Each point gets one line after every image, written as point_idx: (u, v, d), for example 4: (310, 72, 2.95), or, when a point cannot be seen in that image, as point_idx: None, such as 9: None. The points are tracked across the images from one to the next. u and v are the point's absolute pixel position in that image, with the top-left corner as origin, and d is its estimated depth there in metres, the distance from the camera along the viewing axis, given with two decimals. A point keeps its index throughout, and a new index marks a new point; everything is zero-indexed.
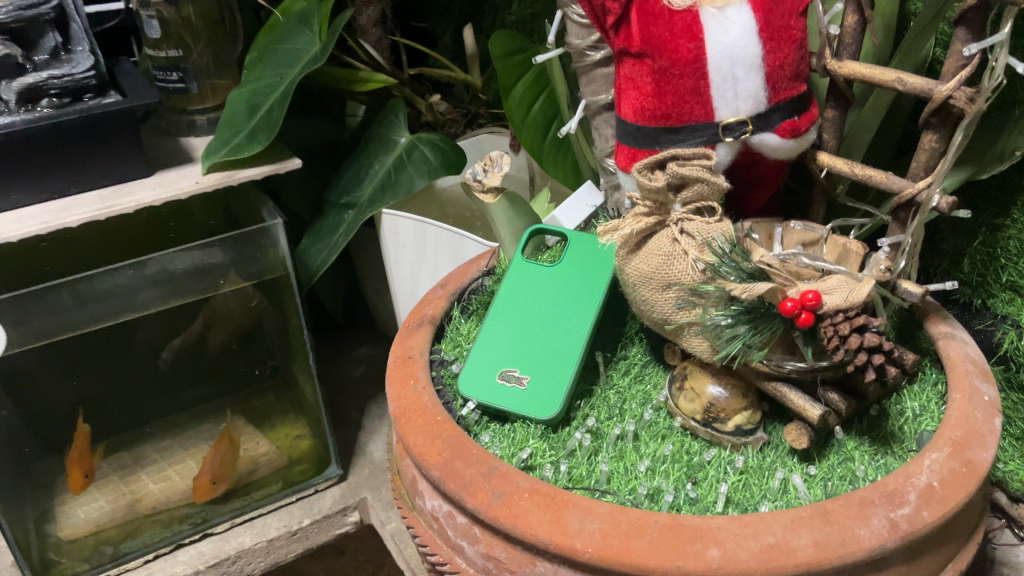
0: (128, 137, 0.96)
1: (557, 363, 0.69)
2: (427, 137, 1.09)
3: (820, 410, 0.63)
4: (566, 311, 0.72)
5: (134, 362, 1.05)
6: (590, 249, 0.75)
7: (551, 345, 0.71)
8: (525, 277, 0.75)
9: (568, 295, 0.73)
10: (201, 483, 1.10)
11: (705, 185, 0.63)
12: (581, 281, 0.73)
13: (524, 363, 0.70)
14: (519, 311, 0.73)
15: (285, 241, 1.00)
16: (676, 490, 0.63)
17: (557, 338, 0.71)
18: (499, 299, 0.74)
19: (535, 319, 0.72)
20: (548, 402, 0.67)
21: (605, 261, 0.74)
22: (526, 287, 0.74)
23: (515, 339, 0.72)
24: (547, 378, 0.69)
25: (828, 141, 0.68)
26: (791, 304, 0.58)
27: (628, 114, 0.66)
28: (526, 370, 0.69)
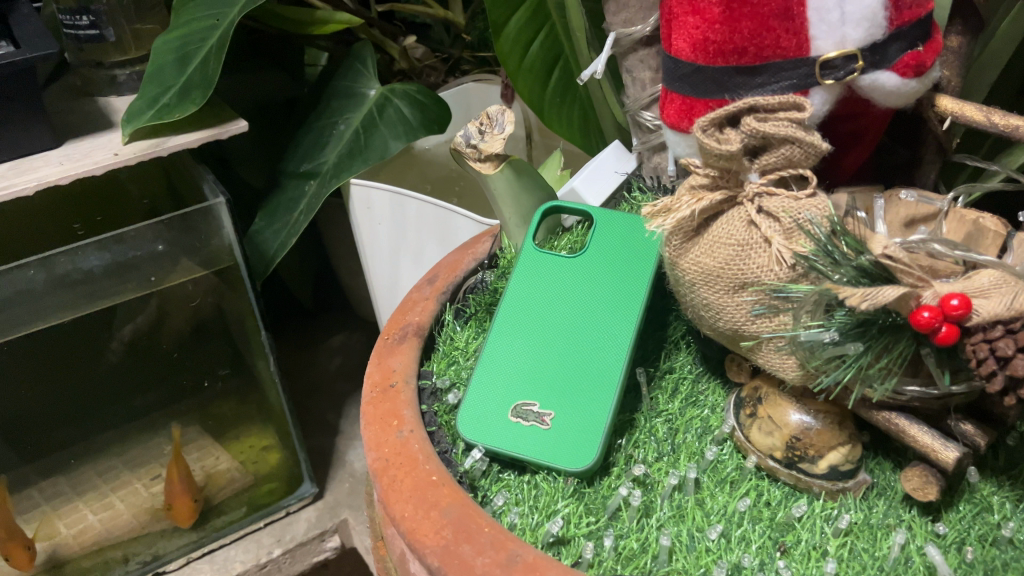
0: (27, 100, 0.76)
1: (591, 390, 0.52)
2: (401, 88, 0.90)
3: (957, 452, 0.45)
4: (598, 318, 0.55)
5: (60, 372, 0.83)
6: (622, 232, 0.58)
7: (581, 367, 0.53)
8: (539, 273, 0.57)
9: (599, 296, 0.56)
10: (182, 503, 0.94)
11: (796, 148, 0.45)
12: (614, 275, 0.56)
13: (546, 392, 0.53)
14: (534, 319, 0.56)
15: (231, 223, 0.81)
16: (764, 569, 0.46)
17: (587, 354, 0.54)
18: (507, 303, 0.57)
19: (557, 329, 0.55)
20: (583, 446, 0.50)
21: (646, 247, 0.57)
22: (541, 286, 0.57)
23: (532, 356, 0.54)
24: (577, 412, 0.52)
25: (949, 81, 0.50)
26: (927, 315, 0.40)
27: (682, 49, 0.48)
28: (548, 404, 0.52)
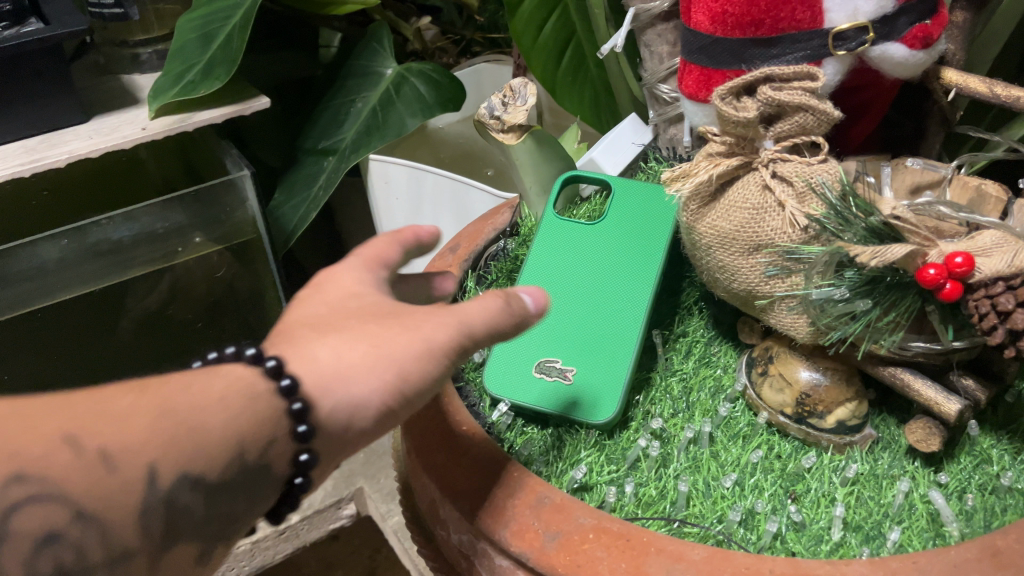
0: (55, 77, 0.78)
1: (611, 347, 0.55)
2: (417, 66, 0.91)
3: (958, 404, 0.48)
4: (618, 278, 0.57)
5: (78, 346, 0.86)
6: (640, 200, 0.60)
7: (601, 326, 0.56)
8: (561, 238, 0.60)
9: (618, 257, 0.58)
10: None
11: (809, 116, 0.47)
12: (632, 240, 0.59)
13: (569, 351, 0.56)
14: (557, 282, 0.58)
15: (254, 197, 0.84)
16: (776, 513, 0.49)
17: (608, 314, 0.56)
18: (530, 268, 0.59)
19: (578, 290, 0.58)
20: (605, 399, 0.53)
21: (664, 209, 0.59)
22: (562, 250, 0.60)
23: (555, 317, 0.57)
24: (598, 368, 0.54)
25: (954, 54, 0.53)
26: (932, 272, 0.43)
27: (702, 22, 0.50)
28: (571, 361, 0.55)
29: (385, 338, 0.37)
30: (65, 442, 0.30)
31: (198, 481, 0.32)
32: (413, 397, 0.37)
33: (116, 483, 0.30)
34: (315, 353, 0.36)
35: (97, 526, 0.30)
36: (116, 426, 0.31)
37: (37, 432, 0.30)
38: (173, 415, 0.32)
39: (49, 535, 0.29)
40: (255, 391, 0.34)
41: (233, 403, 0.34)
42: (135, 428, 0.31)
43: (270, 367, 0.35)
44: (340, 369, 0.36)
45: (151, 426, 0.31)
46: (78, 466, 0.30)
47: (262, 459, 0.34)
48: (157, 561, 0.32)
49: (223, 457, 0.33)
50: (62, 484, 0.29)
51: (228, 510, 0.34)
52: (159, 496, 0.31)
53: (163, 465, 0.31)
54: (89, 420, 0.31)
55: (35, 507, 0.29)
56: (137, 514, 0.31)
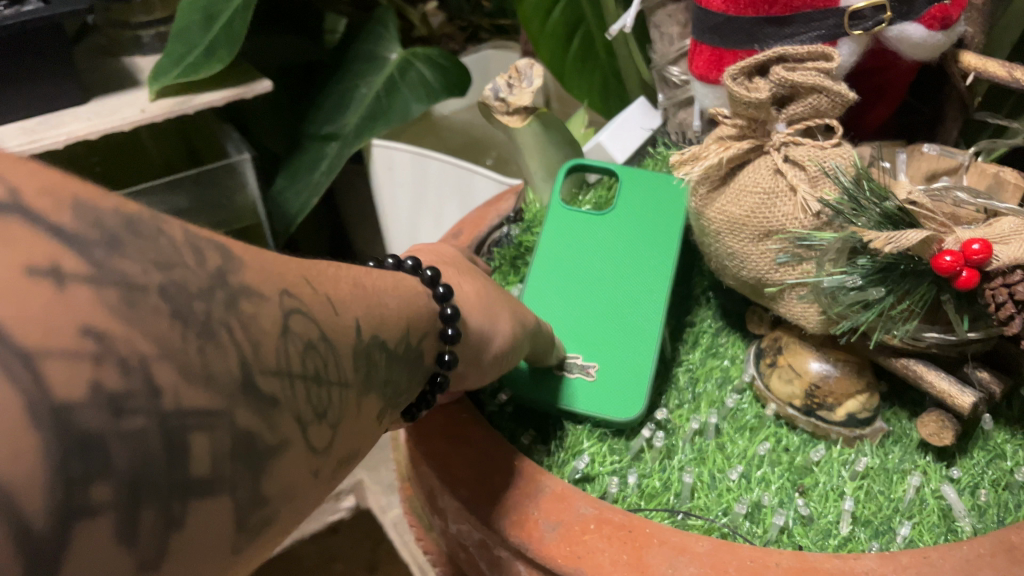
0: (55, 56, 0.76)
1: (632, 347, 0.54)
2: (424, 51, 0.89)
3: (973, 397, 0.46)
4: (632, 270, 0.57)
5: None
6: (651, 184, 0.59)
7: (622, 321, 0.55)
8: (570, 229, 0.59)
9: (631, 248, 0.57)
10: None
11: (823, 98, 0.46)
12: (645, 230, 0.58)
13: (591, 348, 0.55)
14: (573, 275, 0.57)
15: (255, 181, 0.84)
16: (783, 507, 0.48)
17: (631, 310, 0.55)
18: (539, 262, 0.58)
19: (593, 284, 0.57)
20: (629, 398, 0.52)
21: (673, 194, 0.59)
22: (573, 241, 0.59)
23: (572, 315, 0.56)
24: (622, 365, 0.54)
25: (973, 38, 0.51)
26: (949, 259, 0.41)
27: (713, 1, 0.48)
28: (592, 357, 0.54)
29: (502, 292, 0.47)
30: (304, 280, 0.29)
31: (384, 345, 0.33)
32: (513, 351, 0.46)
33: (341, 322, 0.30)
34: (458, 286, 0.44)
35: (332, 350, 0.29)
36: (327, 279, 0.31)
37: (273, 259, 0.29)
38: (367, 288, 0.34)
39: (310, 343, 0.27)
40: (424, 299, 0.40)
41: (409, 299, 0.38)
42: (341, 286, 0.32)
43: (429, 277, 0.41)
44: (477, 302, 0.44)
45: (356, 289, 0.33)
46: (314, 297, 0.29)
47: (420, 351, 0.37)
48: (360, 400, 0.31)
49: (399, 331, 0.35)
50: (310, 303, 0.28)
51: (393, 384, 0.35)
52: (366, 343, 0.31)
53: (366, 320, 0.32)
54: (307, 270, 0.30)
55: (298, 317, 0.27)
56: (354, 354, 0.30)
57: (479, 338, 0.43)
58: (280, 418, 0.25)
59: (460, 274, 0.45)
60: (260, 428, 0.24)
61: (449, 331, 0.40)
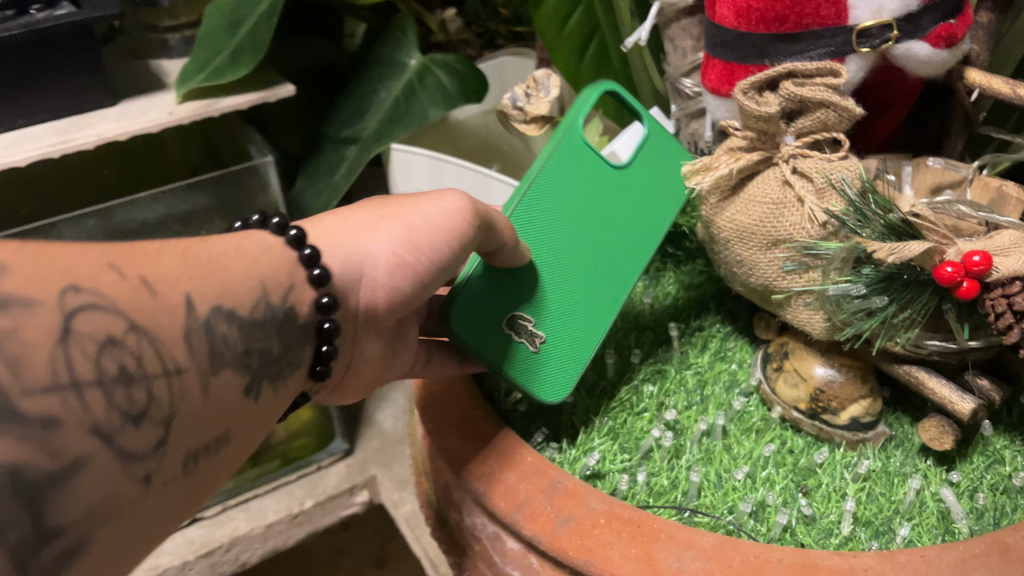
0: (86, 58, 0.79)
1: (586, 329, 0.54)
2: (441, 56, 0.91)
3: (973, 404, 0.48)
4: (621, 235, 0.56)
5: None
6: (664, 165, 0.58)
7: (587, 298, 0.54)
8: (580, 166, 0.55)
9: (625, 208, 0.56)
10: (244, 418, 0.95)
11: (831, 111, 0.47)
12: (642, 206, 0.57)
13: (549, 311, 0.53)
14: (563, 221, 0.54)
15: (277, 182, 0.85)
16: (787, 506, 0.50)
17: (596, 286, 0.55)
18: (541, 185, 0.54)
19: (576, 241, 0.54)
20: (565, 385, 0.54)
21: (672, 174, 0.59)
22: (579, 179, 0.54)
23: (553, 255, 0.53)
24: (569, 348, 0.54)
25: (979, 54, 0.53)
26: (950, 270, 0.43)
27: (727, 17, 0.50)
28: (545, 325, 0.53)
29: (397, 210, 0.46)
30: (113, 269, 0.33)
31: (233, 313, 0.37)
32: (423, 256, 0.45)
33: (159, 304, 0.34)
34: (325, 226, 0.45)
35: (148, 340, 0.33)
36: (152, 263, 0.35)
37: (80, 255, 0.33)
38: (199, 259, 0.37)
39: (110, 340, 0.31)
40: (280, 248, 0.42)
41: (264, 257, 0.41)
42: (169, 266, 0.36)
43: (293, 234, 0.42)
44: (350, 232, 0.45)
45: (187, 260, 0.36)
46: (124, 287, 0.33)
47: (292, 301, 0.41)
48: (206, 382, 0.35)
49: (248, 297, 0.38)
50: (110, 295, 0.32)
51: (266, 347, 0.39)
52: (199, 321, 0.35)
53: (198, 295, 0.36)
54: (126, 257, 0.34)
55: (92, 314, 0.31)
56: (182, 335, 0.35)
57: (362, 265, 0.44)
58: (66, 436, 0.30)
59: (338, 213, 0.47)
60: (33, 457, 0.28)
61: (315, 270, 0.42)
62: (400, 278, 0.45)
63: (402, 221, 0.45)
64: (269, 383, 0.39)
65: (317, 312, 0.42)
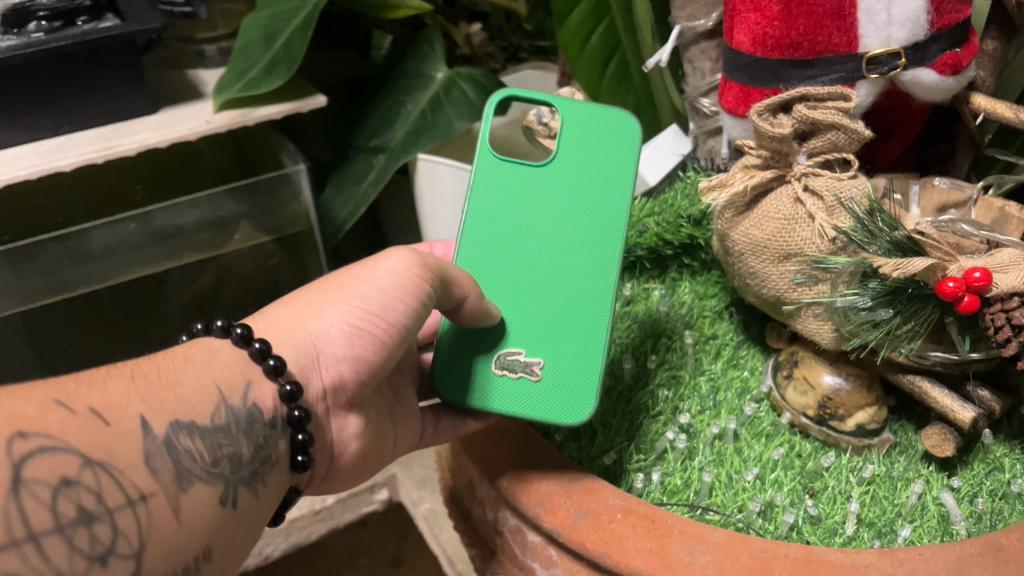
0: (129, 68, 0.81)
1: (581, 331, 0.54)
2: (467, 71, 0.94)
3: (973, 413, 0.51)
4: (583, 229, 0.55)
5: (114, 333, 0.86)
6: (601, 127, 0.57)
7: (566, 304, 0.55)
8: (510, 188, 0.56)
9: (571, 205, 0.56)
10: None
11: (841, 133, 0.50)
12: (594, 185, 0.56)
13: (529, 339, 0.55)
14: (514, 248, 0.56)
15: (308, 189, 0.89)
16: (794, 507, 0.53)
17: (576, 289, 0.55)
18: (478, 229, 0.56)
19: (538, 260, 0.55)
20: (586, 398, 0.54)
21: (627, 134, 0.57)
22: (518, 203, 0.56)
23: (515, 287, 0.55)
24: (563, 358, 0.54)
25: (984, 80, 0.55)
26: (952, 285, 0.45)
27: (743, 43, 0.53)
28: (532, 352, 0.54)
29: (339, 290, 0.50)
30: (60, 403, 0.38)
31: (193, 426, 0.42)
32: (377, 323, 0.48)
33: (114, 433, 0.39)
34: (269, 321, 0.49)
35: (104, 472, 0.38)
36: (101, 393, 0.40)
37: (28, 402, 0.38)
38: (147, 378, 0.42)
39: (64, 481, 0.37)
40: (228, 351, 0.46)
41: (212, 363, 0.45)
42: (118, 393, 0.40)
43: (239, 333, 0.46)
44: (296, 322, 0.48)
45: (136, 384, 0.41)
46: (72, 420, 0.38)
47: (252, 398, 0.45)
48: (175, 500, 0.40)
49: (206, 403, 0.43)
50: (59, 435, 0.37)
51: (236, 452, 0.43)
52: (158, 440, 0.40)
53: (153, 414, 0.41)
54: (72, 391, 0.39)
55: (45, 452, 0.37)
56: (143, 458, 0.39)
57: (318, 347, 0.48)
58: None
59: (279, 305, 0.50)
60: None
61: (269, 361, 0.45)
62: (359, 350, 0.48)
63: (348, 297, 0.49)
64: (246, 486, 0.43)
65: (282, 401, 0.46)
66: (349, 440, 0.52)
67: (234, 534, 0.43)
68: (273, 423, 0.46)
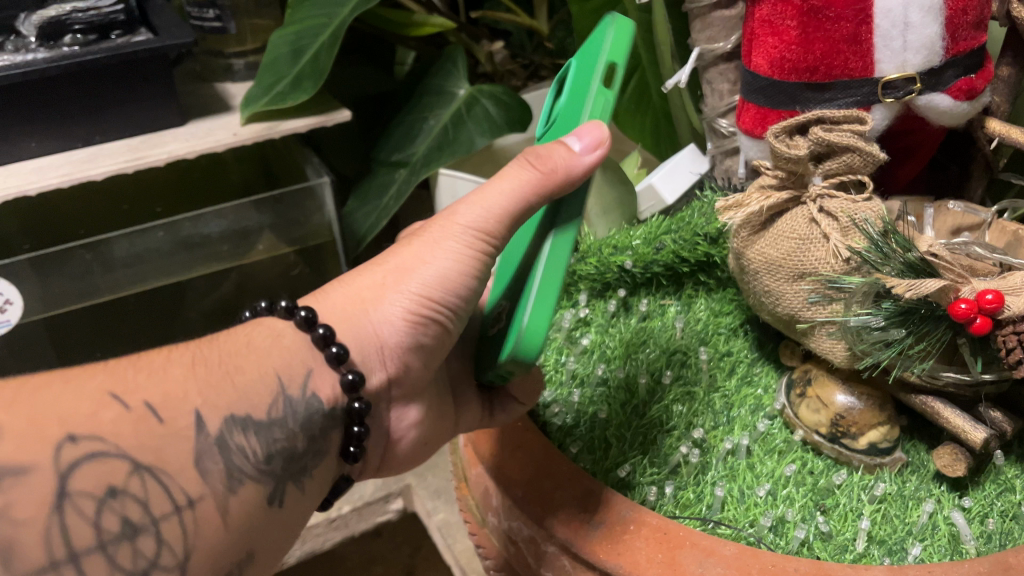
0: (160, 81, 0.82)
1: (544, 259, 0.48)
2: (489, 88, 0.95)
3: (984, 433, 0.51)
4: None
5: (140, 338, 0.89)
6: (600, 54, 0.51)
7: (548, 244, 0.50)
8: None
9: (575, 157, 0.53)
10: None
11: (856, 156, 0.51)
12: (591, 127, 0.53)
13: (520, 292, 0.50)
14: None
15: (331, 203, 0.90)
16: (805, 523, 0.54)
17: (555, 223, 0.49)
18: None
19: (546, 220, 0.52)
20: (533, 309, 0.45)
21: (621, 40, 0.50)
22: None
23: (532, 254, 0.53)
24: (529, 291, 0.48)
25: (1000, 105, 0.56)
26: (964, 307, 0.45)
27: (761, 65, 0.54)
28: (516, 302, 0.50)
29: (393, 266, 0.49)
30: (114, 396, 0.40)
31: (247, 420, 0.43)
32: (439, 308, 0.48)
33: (166, 430, 0.40)
34: (330, 301, 0.48)
35: (152, 478, 0.39)
36: (158, 383, 0.41)
37: (84, 398, 0.40)
38: (208, 366, 0.43)
39: (111, 491, 0.38)
40: (291, 334, 0.47)
41: (274, 349, 0.46)
42: (177, 385, 0.42)
43: (303, 316, 0.46)
44: (355, 306, 0.48)
45: (195, 373, 0.42)
46: (126, 419, 0.39)
47: (311, 389, 0.46)
48: (224, 503, 0.41)
49: (265, 394, 0.44)
50: (112, 439, 0.39)
51: (290, 449, 0.44)
52: (211, 438, 0.41)
53: (208, 409, 0.42)
54: (129, 385, 0.41)
55: (93, 449, 0.38)
56: (192, 458, 0.40)
57: (379, 335, 0.48)
58: None
59: (335, 284, 0.50)
60: None
61: (332, 349, 0.46)
62: (416, 335, 0.48)
63: (405, 279, 0.48)
64: (294, 483, 0.44)
65: (343, 391, 0.46)
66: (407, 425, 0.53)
67: (281, 529, 0.44)
68: (332, 414, 0.46)
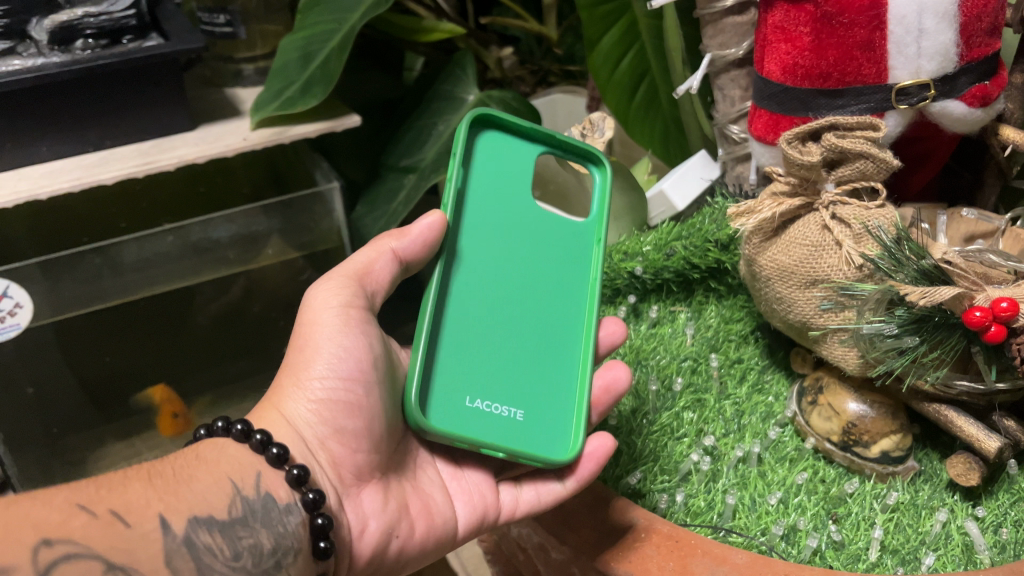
0: (170, 86, 0.83)
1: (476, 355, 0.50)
2: (500, 95, 0.95)
3: (999, 442, 0.51)
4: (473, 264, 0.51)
5: (149, 343, 0.90)
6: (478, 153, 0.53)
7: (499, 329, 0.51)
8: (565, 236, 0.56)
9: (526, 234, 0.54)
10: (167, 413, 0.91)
11: (869, 162, 0.51)
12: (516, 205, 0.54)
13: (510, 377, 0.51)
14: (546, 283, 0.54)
15: (341, 207, 0.90)
16: (817, 531, 0.53)
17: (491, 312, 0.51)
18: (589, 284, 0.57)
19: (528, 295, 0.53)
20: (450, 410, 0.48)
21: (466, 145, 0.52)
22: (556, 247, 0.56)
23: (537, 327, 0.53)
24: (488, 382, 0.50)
25: (1013, 112, 0.56)
26: (979, 314, 0.45)
27: (773, 71, 0.54)
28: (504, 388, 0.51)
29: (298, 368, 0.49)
30: (78, 505, 0.39)
31: (211, 520, 0.42)
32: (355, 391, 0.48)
33: (135, 534, 0.39)
34: (257, 409, 0.49)
35: None
36: (122, 495, 0.40)
37: (49, 508, 0.38)
38: (164, 479, 0.42)
39: None
40: (234, 446, 0.46)
41: (222, 458, 0.45)
42: (138, 494, 0.40)
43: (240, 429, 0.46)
44: (270, 408, 0.48)
45: (153, 483, 0.42)
46: (95, 526, 0.38)
47: (265, 488, 0.45)
48: None
49: (221, 498, 0.43)
50: (83, 541, 0.37)
51: (256, 543, 0.42)
52: (178, 539, 0.40)
53: (172, 513, 0.41)
54: (92, 494, 0.39)
55: (63, 548, 0.37)
56: (163, 560, 0.39)
57: (296, 433, 0.48)
58: None
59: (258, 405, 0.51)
60: None
61: (271, 450, 0.45)
62: (333, 422, 0.48)
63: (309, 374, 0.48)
64: None
65: (293, 488, 0.45)
66: (367, 518, 0.49)
67: None
68: (289, 510, 0.45)
